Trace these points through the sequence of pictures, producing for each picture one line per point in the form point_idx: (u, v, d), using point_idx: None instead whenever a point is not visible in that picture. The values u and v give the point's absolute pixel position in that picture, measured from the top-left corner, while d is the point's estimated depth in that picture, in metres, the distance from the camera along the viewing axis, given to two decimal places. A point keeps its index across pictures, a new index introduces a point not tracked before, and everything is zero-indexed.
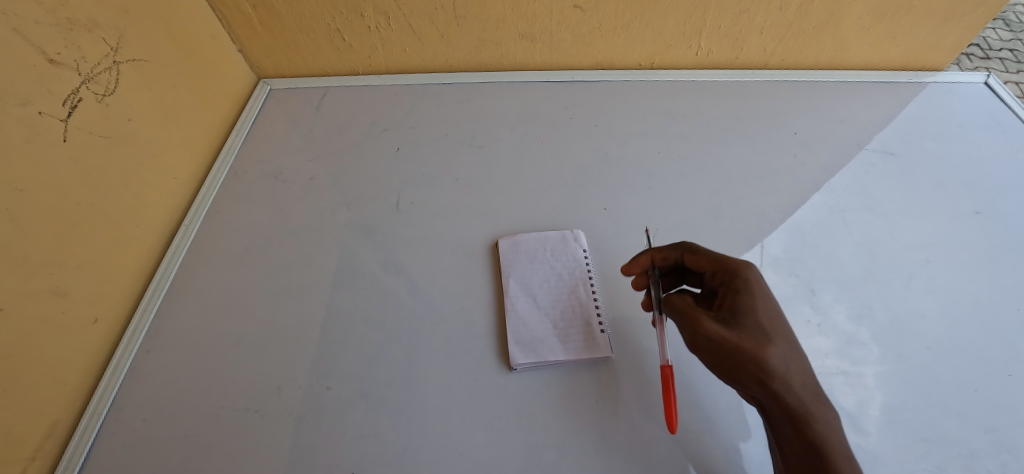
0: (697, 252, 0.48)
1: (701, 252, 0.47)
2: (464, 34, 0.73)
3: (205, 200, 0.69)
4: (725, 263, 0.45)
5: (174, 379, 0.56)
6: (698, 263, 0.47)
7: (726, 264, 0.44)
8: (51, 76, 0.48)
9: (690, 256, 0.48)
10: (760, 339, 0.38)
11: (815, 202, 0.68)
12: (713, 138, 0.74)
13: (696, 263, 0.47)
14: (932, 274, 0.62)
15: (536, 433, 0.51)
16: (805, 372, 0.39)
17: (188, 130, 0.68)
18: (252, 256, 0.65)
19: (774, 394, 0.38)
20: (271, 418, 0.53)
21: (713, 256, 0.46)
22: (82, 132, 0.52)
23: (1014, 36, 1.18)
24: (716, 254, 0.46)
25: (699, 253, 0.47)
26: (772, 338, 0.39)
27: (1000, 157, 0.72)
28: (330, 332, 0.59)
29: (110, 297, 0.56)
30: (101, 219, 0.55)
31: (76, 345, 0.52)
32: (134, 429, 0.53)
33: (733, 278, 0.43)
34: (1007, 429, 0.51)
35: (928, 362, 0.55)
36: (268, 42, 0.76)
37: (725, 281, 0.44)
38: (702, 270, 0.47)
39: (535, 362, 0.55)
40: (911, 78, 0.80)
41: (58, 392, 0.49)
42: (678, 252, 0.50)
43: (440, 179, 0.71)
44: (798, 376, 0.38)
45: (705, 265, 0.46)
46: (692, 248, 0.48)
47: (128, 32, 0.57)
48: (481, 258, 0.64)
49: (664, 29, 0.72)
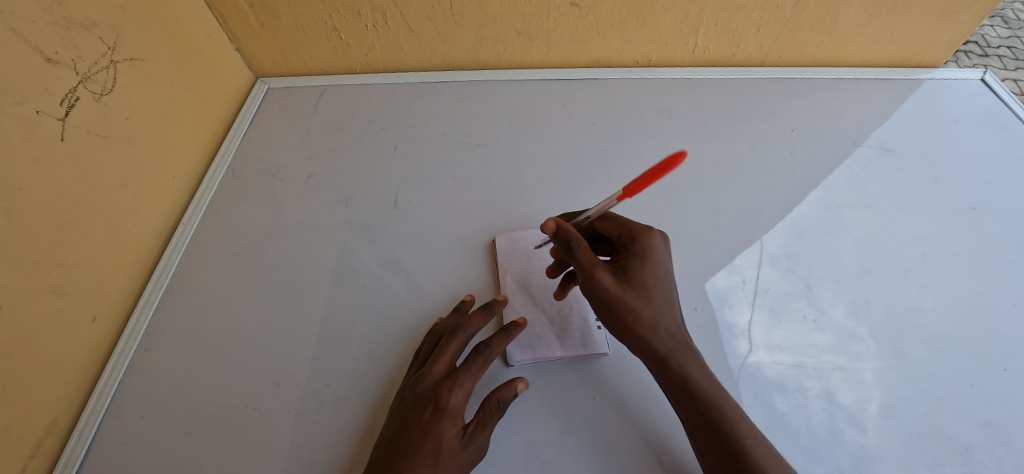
0: (603, 219, 0.53)
1: (609, 219, 0.53)
2: (461, 32, 0.73)
3: (202, 199, 0.69)
4: (628, 230, 0.51)
5: (173, 377, 0.56)
6: (605, 229, 0.53)
7: (631, 233, 0.51)
8: (48, 75, 0.48)
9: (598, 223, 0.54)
10: (637, 293, 0.46)
11: (812, 199, 0.68)
12: (710, 135, 0.74)
13: (603, 229, 0.53)
14: (929, 270, 0.62)
15: (531, 431, 0.51)
16: (671, 325, 0.47)
17: (186, 128, 0.68)
18: (250, 254, 0.65)
19: (645, 340, 0.46)
20: (269, 415, 0.53)
21: (620, 223, 0.52)
22: (80, 131, 0.52)
23: (1012, 33, 1.18)
24: (622, 221, 0.52)
25: (608, 219, 0.53)
26: (648, 292, 0.47)
27: (997, 152, 0.72)
28: (328, 330, 0.59)
29: (108, 296, 0.56)
30: (99, 218, 0.55)
31: (75, 343, 0.52)
32: (133, 426, 0.53)
33: (634, 243, 0.50)
34: (1003, 424, 0.51)
35: (925, 358, 0.55)
36: (265, 41, 0.76)
37: (626, 245, 0.51)
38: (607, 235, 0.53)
39: (534, 358, 0.55)
40: (908, 75, 0.80)
41: (57, 390, 0.50)
42: (588, 220, 0.54)
43: (438, 176, 0.71)
44: (666, 324, 0.46)
45: (611, 231, 0.52)
46: (601, 217, 0.54)
47: (125, 31, 0.57)
48: (478, 256, 0.64)
49: (660, 26, 0.72)
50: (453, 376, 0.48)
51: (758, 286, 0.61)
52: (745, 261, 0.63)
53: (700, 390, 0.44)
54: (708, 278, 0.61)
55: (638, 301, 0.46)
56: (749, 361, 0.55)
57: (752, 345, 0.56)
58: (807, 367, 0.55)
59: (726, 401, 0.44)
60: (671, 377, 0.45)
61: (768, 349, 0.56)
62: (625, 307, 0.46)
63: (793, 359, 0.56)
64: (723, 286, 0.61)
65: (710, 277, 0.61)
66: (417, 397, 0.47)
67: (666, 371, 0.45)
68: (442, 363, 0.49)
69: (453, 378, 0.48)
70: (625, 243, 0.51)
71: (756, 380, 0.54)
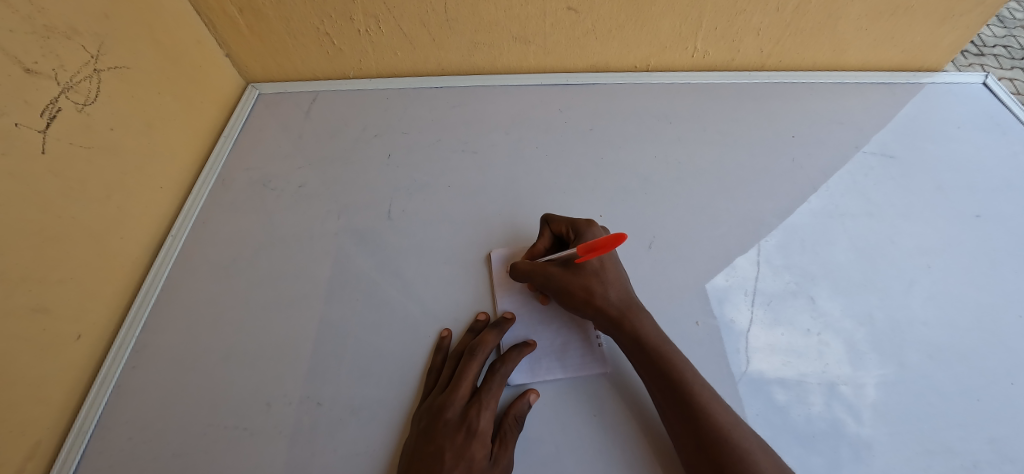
0: (555, 221, 0.59)
1: (559, 219, 0.59)
2: (456, 37, 0.72)
3: (191, 210, 0.68)
4: (575, 225, 0.57)
5: (161, 396, 0.55)
6: (557, 228, 0.58)
7: (577, 227, 0.56)
8: (28, 86, 0.46)
9: (551, 225, 0.59)
10: (586, 273, 0.53)
11: (814, 206, 0.67)
12: (710, 141, 0.73)
13: (556, 229, 0.58)
14: (932, 281, 0.61)
15: (529, 449, 0.51)
16: (619, 290, 0.53)
17: (174, 137, 0.66)
18: (241, 267, 0.64)
19: (598, 311, 0.52)
20: (261, 435, 0.52)
21: (568, 220, 0.58)
22: (62, 143, 0.50)
23: (1008, 32, 1.17)
24: (570, 218, 0.58)
25: (556, 219, 0.59)
26: (596, 272, 0.53)
27: (1000, 158, 0.71)
28: (321, 345, 0.57)
29: (94, 313, 0.55)
30: (83, 232, 0.53)
31: (60, 362, 0.50)
32: (120, 448, 0.51)
33: (580, 234, 0.55)
34: (1011, 439, 0.51)
35: (929, 371, 0.55)
36: (255, 47, 0.74)
37: (574, 237, 0.56)
38: (561, 233, 0.58)
39: (532, 378, 0.55)
40: (908, 79, 0.79)
41: (41, 412, 0.48)
42: (543, 225, 0.59)
43: (433, 186, 0.69)
44: (614, 295, 0.52)
45: (562, 228, 0.58)
46: (551, 218, 0.59)
47: (110, 38, 0.56)
48: (475, 268, 0.63)
49: (659, 31, 0.71)
50: (478, 398, 0.50)
51: (761, 297, 0.60)
52: (748, 268, 0.62)
53: (651, 346, 0.49)
54: (709, 278, 0.61)
55: (588, 280, 0.52)
56: (751, 368, 0.55)
57: (753, 356, 0.56)
58: (809, 382, 0.54)
59: (674, 354, 0.49)
60: (625, 333, 0.51)
61: (772, 360, 0.56)
62: (576, 286, 0.52)
63: (796, 372, 0.55)
64: (725, 286, 0.60)
65: (711, 276, 0.61)
66: (446, 423, 0.49)
67: (620, 333, 0.51)
68: (466, 385, 0.51)
69: (478, 401, 0.50)
70: (574, 236, 0.56)
71: (759, 393, 0.53)
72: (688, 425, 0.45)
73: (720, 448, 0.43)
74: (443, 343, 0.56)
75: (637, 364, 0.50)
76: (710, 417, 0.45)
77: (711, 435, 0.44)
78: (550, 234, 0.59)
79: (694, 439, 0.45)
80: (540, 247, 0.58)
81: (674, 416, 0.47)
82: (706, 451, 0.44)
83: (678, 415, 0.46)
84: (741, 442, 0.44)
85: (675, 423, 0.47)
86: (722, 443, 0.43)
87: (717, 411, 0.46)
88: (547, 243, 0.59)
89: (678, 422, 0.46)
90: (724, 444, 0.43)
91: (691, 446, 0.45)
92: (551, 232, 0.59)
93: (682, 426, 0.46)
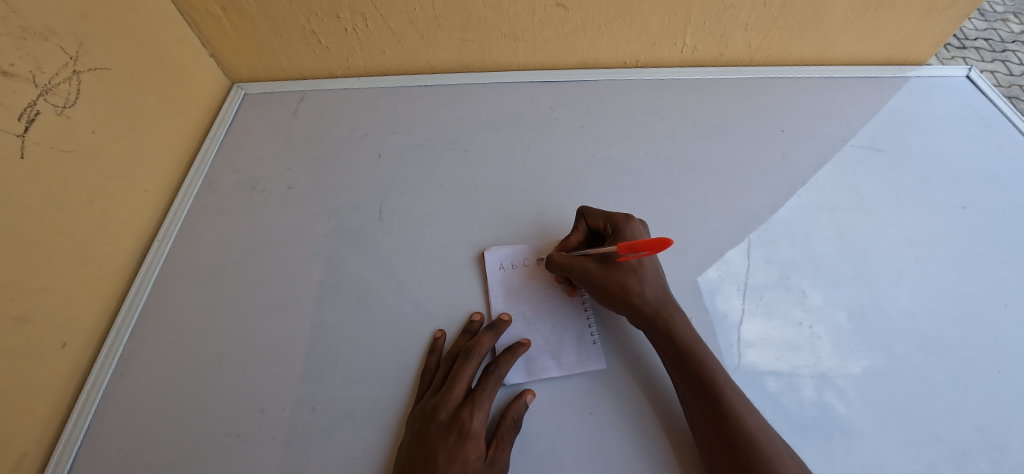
0: (590, 214, 0.58)
1: (595, 212, 0.58)
2: (445, 34, 0.71)
3: (178, 213, 0.66)
4: (612, 219, 0.56)
5: (151, 404, 0.54)
6: (593, 222, 0.58)
7: (615, 223, 0.56)
8: (4, 90, 0.45)
9: (586, 219, 0.59)
10: (623, 271, 0.53)
11: (803, 199, 0.68)
12: (700, 136, 0.73)
13: (592, 222, 0.58)
14: (920, 272, 0.62)
15: (525, 448, 0.51)
16: (656, 287, 0.53)
17: (158, 139, 0.65)
18: (229, 271, 0.63)
19: (633, 309, 0.52)
20: (256, 442, 0.51)
21: (605, 215, 0.57)
22: (41, 147, 0.49)
23: (988, 25, 1.19)
24: (606, 212, 0.57)
25: (592, 213, 0.58)
26: (634, 269, 0.53)
27: (984, 150, 0.73)
28: (314, 349, 0.57)
29: (79, 321, 0.53)
30: (66, 238, 0.52)
31: (45, 373, 0.49)
32: (110, 457, 0.51)
33: (619, 229, 0.55)
34: (999, 427, 0.52)
35: (918, 361, 0.56)
36: (240, 45, 0.72)
37: (612, 232, 0.56)
38: (597, 227, 0.58)
39: (528, 378, 0.55)
40: (894, 73, 0.80)
41: (27, 424, 0.47)
42: (577, 219, 0.59)
43: (424, 186, 0.69)
44: (651, 292, 0.52)
45: (599, 223, 0.57)
46: (587, 212, 0.58)
47: (88, 39, 0.54)
48: (468, 268, 0.62)
49: (648, 26, 0.71)
50: (471, 399, 0.50)
51: (753, 290, 0.60)
52: (740, 262, 0.62)
53: (685, 345, 0.49)
54: (700, 271, 0.61)
55: (625, 277, 0.52)
56: (744, 361, 0.55)
57: (746, 349, 0.56)
58: (802, 375, 0.55)
59: (706, 354, 0.49)
60: (658, 330, 0.51)
61: (765, 353, 0.56)
62: (613, 284, 0.52)
63: (789, 365, 0.55)
64: (716, 278, 0.61)
65: (702, 270, 0.61)
66: (439, 425, 0.48)
67: (653, 330, 0.51)
68: (459, 388, 0.51)
69: (470, 402, 0.50)
70: (612, 231, 0.56)
71: (755, 386, 0.54)
72: (716, 424, 0.46)
73: (747, 449, 0.44)
74: (438, 344, 0.56)
75: (667, 360, 0.50)
76: (739, 418, 0.45)
77: (738, 436, 0.44)
78: (584, 228, 0.59)
79: (721, 438, 0.45)
80: (573, 240, 0.58)
81: (701, 414, 0.47)
82: (733, 450, 0.44)
83: (705, 414, 0.47)
84: (768, 445, 0.44)
85: (701, 420, 0.47)
86: (749, 443, 0.44)
87: (747, 413, 0.46)
88: (581, 237, 0.59)
89: (706, 422, 0.47)
90: (752, 445, 0.44)
91: (716, 444, 0.46)
92: (586, 226, 0.59)
93: (708, 426, 0.47)
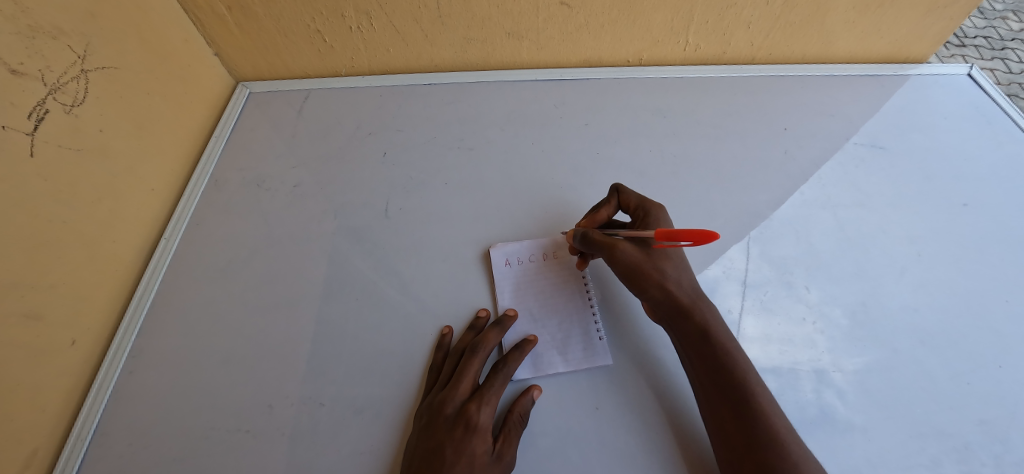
0: (624, 193, 0.58)
1: (629, 193, 0.58)
2: (449, 33, 0.71)
3: (184, 211, 0.67)
4: (645, 204, 0.57)
5: (160, 401, 0.54)
6: (626, 202, 0.58)
7: (648, 208, 0.57)
8: (14, 88, 0.45)
9: (618, 197, 0.59)
10: (658, 256, 0.53)
11: (805, 197, 0.68)
12: (703, 134, 0.73)
13: (624, 201, 0.58)
14: (922, 268, 0.63)
15: (532, 443, 0.51)
16: (693, 282, 0.54)
17: (165, 138, 0.65)
18: (236, 269, 0.63)
19: (668, 297, 0.51)
20: (264, 437, 0.52)
21: (640, 198, 0.58)
22: (50, 145, 0.49)
23: (987, 23, 1.19)
24: (641, 196, 0.58)
25: (627, 193, 0.58)
26: (668, 255, 0.54)
27: (985, 147, 0.73)
28: (321, 345, 0.57)
29: (87, 319, 0.54)
30: (75, 236, 0.52)
31: (55, 370, 0.49)
32: (120, 454, 0.51)
33: (653, 215, 0.56)
34: (1000, 421, 0.53)
35: (920, 356, 0.57)
36: (245, 45, 0.72)
37: (645, 217, 0.56)
38: (628, 208, 0.58)
39: (534, 373, 0.55)
40: (895, 71, 0.80)
41: (37, 421, 0.47)
42: (609, 195, 0.59)
43: (430, 183, 0.69)
44: (686, 284, 0.53)
45: (632, 204, 0.58)
46: (621, 191, 0.59)
47: (96, 38, 0.55)
48: (473, 266, 0.63)
49: (651, 25, 0.71)
50: (478, 393, 0.51)
51: (755, 287, 0.61)
52: (740, 259, 0.63)
53: (718, 341, 0.50)
54: (701, 270, 0.62)
55: (660, 262, 0.53)
56: None
57: (747, 346, 0.57)
58: (803, 370, 0.55)
59: (737, 353, 0.50)
60: (690, 323, 0.51)
61: (765, 350, 0.57)
62: (650, 271, 0.52)
63: (791, 360, 0.56)
64: (716, 276, 0.61)
65: (702, 268, 0.62)
66: (447, 418, 0.49)
67: (686, 323, 0.51)
68: (467, 382, 0.51)
69: (478, 396, 0.50)
70: (644, 215, 0.57)
71: None
72: (743, 421, 0.46)
73: (772, 449, 0.44)
74: (445, 340, 0.56)
75: (694, 355, 0.50)
76: (766, 418, 0.46)
77: (765, 435, 0.45)
78: (614, 205, 0.59)
79: (745, 436, 0.45)
80: (602, 214, 0.58)
81: (726, 409, 0.47)
82: (757, 448, 0.45)
83: (730, 410, 0.47)
84: (793, 446, 0.44)
85: (726, 417, 0.47)
86: (776, 444, 0.44)
87: (773, 413, 0.47)
88: (609, 212, 0.58)
89: (729, 419, 0.47)
90: (779, 445, 0.44)
91: (739, 442, 0.46)
92: (616, 203, 0.59)
93: (733, 423, 0.46)
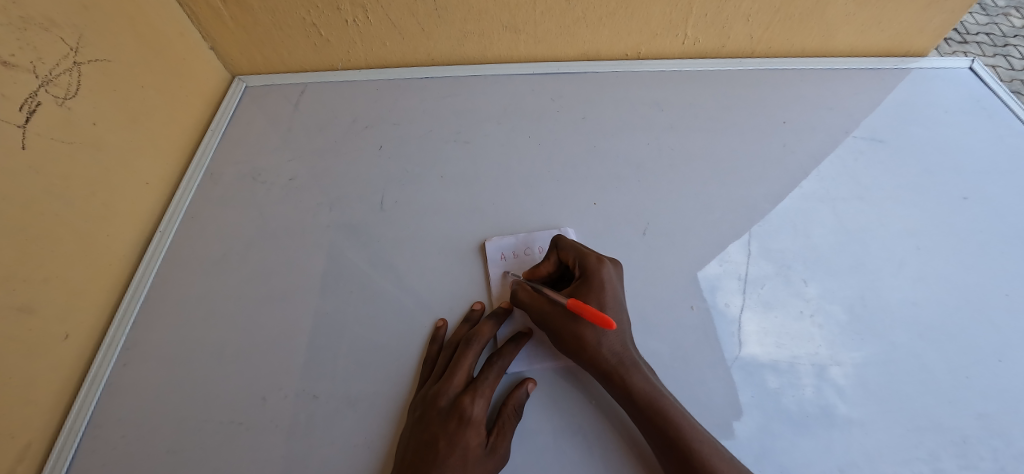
0: (563, 247, 0.56)
1: (567, 246, 0.56)
2: (445, 27, 0.71)
3: (179, 205, 0.66)
4: (582, 259, 0.54)
5: (153, 394, 0.54)
6: (565, 256, 0.56)
7: (583, 264, 0.54)
8: (6, 80, 0.45)
9: (558, 250, 0.57)
10: (578, 321, 0.50)
11: (805, 191, 0.67)
12: (701, 127, 0.73)
13: (563, 256, 0.56)
14: (921, 262, 0.62)
15: (526, 437, 0.51)
16: (615, 341, 0.50)
17: (159, 132, 0.65)
18: (231, 263, 0.63)
19: (590, 362, 0.50)
20: (258, 430, 0.52)
21: (577, 252, 0.55)
22: (42, 138, 0.49)
23: (989, 20, 1.18)
24: (579, 249, 0.55)
25: (565, 247, 0.56)
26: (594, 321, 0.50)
27: (985, 140, 0.73)
28: (315, 339, 0.57)
29: (81, 312, 0.53)
30: (68, 230, 0.52)
31: (49, 362, 0.49)
32: (114, 446, 0.51)
33: (586, 272, 0.53)
34: (999, 415, 0.52)
35: (919, 350, 0.56)
36: (240, 38, 0.72)
37: (580, 274, 0.54)
38: (567, 262, 0.56)
39: (528, 366, 0.55)
40: (896, 64, 0.80)
41: (30, 413, 0.47)
42: (550, 249, 0.57)
43: (426, 177, 0.69)
44: (608, 346, 0.50)
45: (570, 258, 0.55)
46: (560, 244, 0.57)
47: (89, 30, 0.54)
48: (469, 259, 0.62)
49: (650, 18, 0.71)
50: (472, 386, 0.50)
51: (753, 282, 0.60)
52: (739, 255, 0.62)
53: (643, 402, 0.47)
54: (699, 266, 0.61)
55: (580, 328, 0.50)
56: (743, 353, 0.56)
57: (745, 341, 0.56)
58: (801, 364, 0.55)
59: (672, 411, 0.47)
60: (615, 385, 0.49)
61: (764, 346, 0.56)
62: (565, 330, 0.51)
63: (789, 355, 0.56)
64: (715, 273, 0.61)
65: (701, 265, 0.61)
66: (441, 411, 0.49)
67: (611, 386, 0.49)
68: (461, 375, 0.51)
69: (472, 388, 0.50)
70: (580, 272, 0.54)
71: (753, 379, 0.54)
72: None
73: None
74: (440, 333, 0.56)
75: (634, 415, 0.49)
76: None
77: None
78: (555, 259, 0.57)
79: None
80: (542, 270, 0.57)
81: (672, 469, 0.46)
82: None
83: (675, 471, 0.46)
84: None
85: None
86: None
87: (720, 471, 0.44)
88: (551, 268, 0.57)
89: None
90: None
91: None
92: (557, 257, 0.57)
93: None
